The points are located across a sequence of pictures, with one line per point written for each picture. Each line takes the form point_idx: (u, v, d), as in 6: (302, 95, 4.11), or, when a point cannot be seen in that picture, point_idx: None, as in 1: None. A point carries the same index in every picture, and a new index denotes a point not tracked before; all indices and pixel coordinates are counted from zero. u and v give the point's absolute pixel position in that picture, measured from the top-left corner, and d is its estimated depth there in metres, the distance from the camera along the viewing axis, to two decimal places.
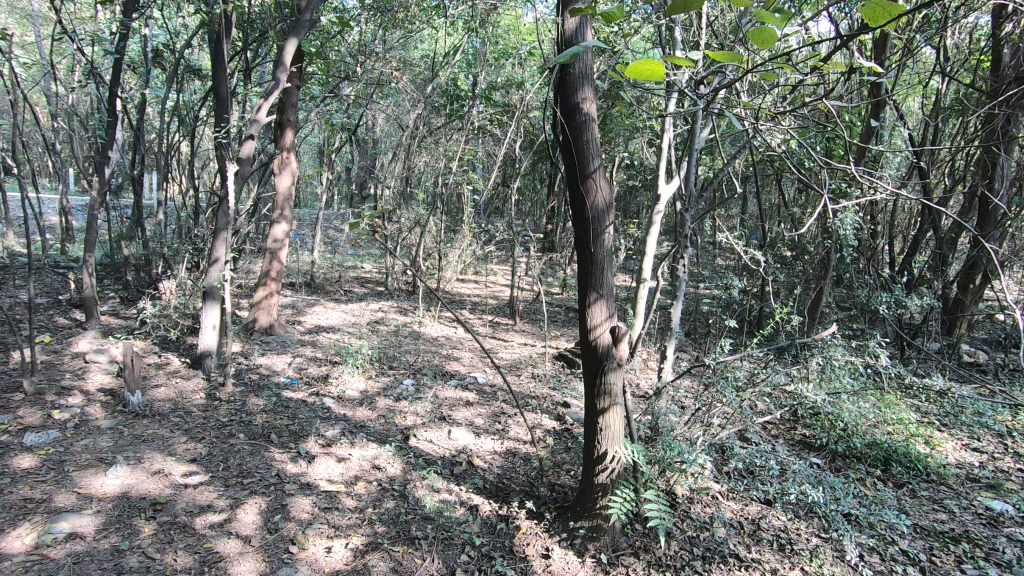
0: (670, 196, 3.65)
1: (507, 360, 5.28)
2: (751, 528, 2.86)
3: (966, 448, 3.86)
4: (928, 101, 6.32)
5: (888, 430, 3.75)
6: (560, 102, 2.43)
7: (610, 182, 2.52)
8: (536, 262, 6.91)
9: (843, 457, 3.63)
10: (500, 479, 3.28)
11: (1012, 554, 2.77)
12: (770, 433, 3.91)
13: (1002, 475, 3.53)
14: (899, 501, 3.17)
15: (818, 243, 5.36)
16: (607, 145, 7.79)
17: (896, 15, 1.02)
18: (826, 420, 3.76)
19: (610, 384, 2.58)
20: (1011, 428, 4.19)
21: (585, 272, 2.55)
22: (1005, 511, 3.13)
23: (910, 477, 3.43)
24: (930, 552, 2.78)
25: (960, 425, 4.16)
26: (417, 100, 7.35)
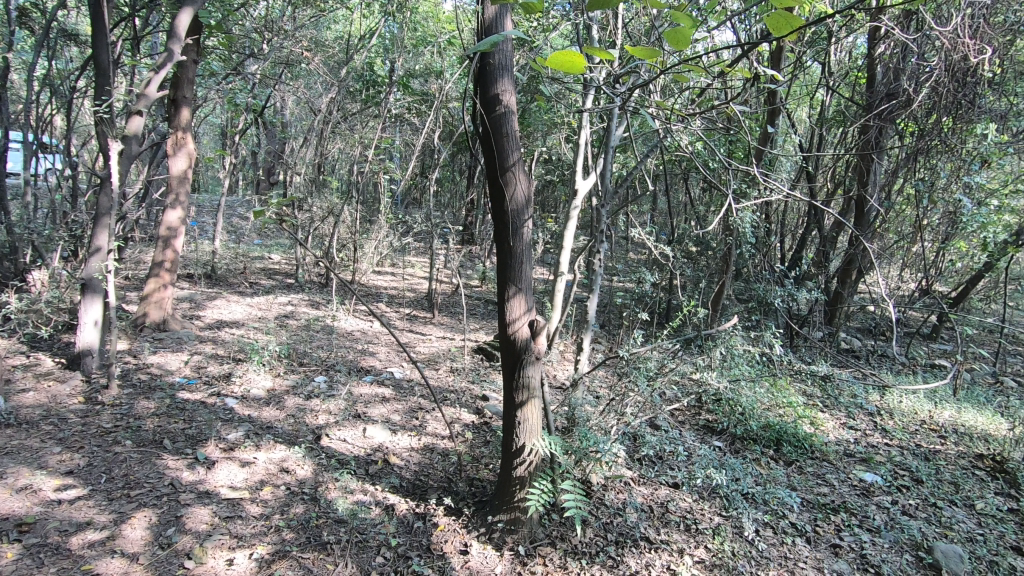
0: (586, 191, 3.73)
1: (424, 354, 5.19)
2: (660, 511, 2.99)
3: (844, 427, 4.28)
4: (815, 111, 6.92)
5: (779, 413, 4.09)
6: (479, 93, 2.38)
7: (528, 176, 2.51)
8: (455, 255, 6.84)
9: (741, 439, 3.88)
10: (418, 477, 3.22)
11: (881, 521, 3.11)
12: (677, 419, 4.11)
13: (872, 449, 3.95)
14: (788, 479, 3.45)
15: (720, 239, 5.72)
16: (527, 140, 7.85)
17: (796, 26, 1.08)
18: (727, 405, 4.02)
19: (528, 378, 2.59)
20: (880, 407, 4.70)
21: (504, 266, 2.53)
22: (875, 482, 3.51)
23: (798, 454, 3.74)
24: (814, 523, 3.06)
25: (839, 407, 4.60)
26: (331, 83, 7.00)
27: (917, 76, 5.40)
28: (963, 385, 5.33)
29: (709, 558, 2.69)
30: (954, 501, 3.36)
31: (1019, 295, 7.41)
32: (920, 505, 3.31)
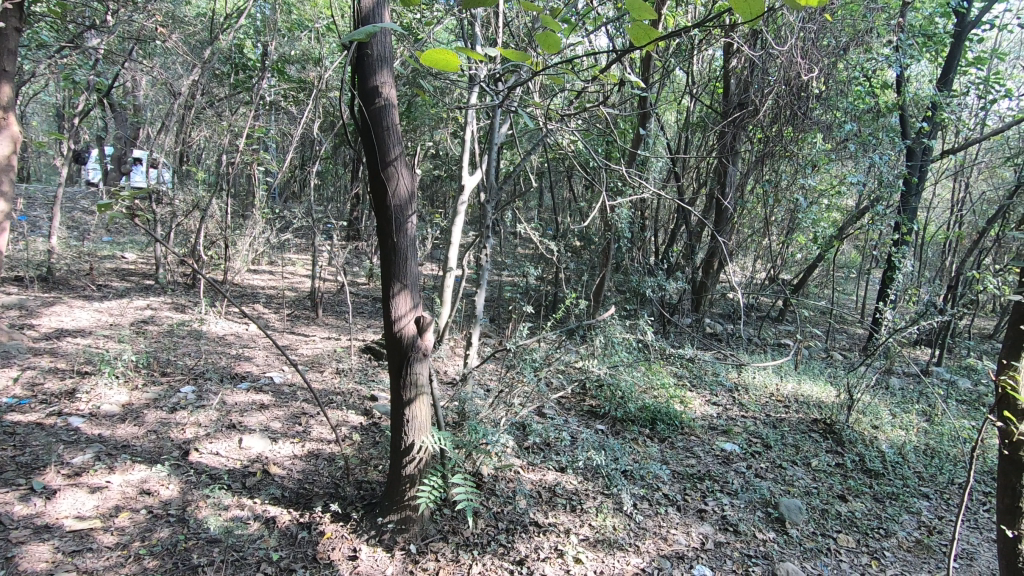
0: (472, 187, 3.81)
1: (307, 357, 4.93)
2: (548, 495, 3.11)
3: (708, 403, 4.74)
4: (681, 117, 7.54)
5: (653, 394, 4.43)
6: (357, 84, 2.30)
7: (411, 171, 2.48)
8: (340, 252, 6.57)
9: (621, 421, 4.14)
10: (301, 485, 3.06)
11: (738, 484, 3.49)
12: (563, 406, 4.29)
13: (731, 421, 4.42)
14: (662, 454, 3.76)
15: (600, 234, 6.05)
16: (413, 134, 7.72)
17: (655, 38, 1.16)
18: (608, 390, 4.27)
19: (416, 374, 2.57)
20: (737, 382, 5.26)
21: (388, 262, 2.48)
22: (733, 450, 3.93)
23: (671, 431, 4.08)
24: (684, 492, 3.36)
25: (704, 385, 5.08)
26: (193, 64, 6.36)
27: (763, 89, 6.08)
28: (802, 360, 6.14)
29: (593, 535, 2.86)
30: (795, 461, 3.88)
31: (844, 281, 8.66)
32: (769, 467, 3.76)
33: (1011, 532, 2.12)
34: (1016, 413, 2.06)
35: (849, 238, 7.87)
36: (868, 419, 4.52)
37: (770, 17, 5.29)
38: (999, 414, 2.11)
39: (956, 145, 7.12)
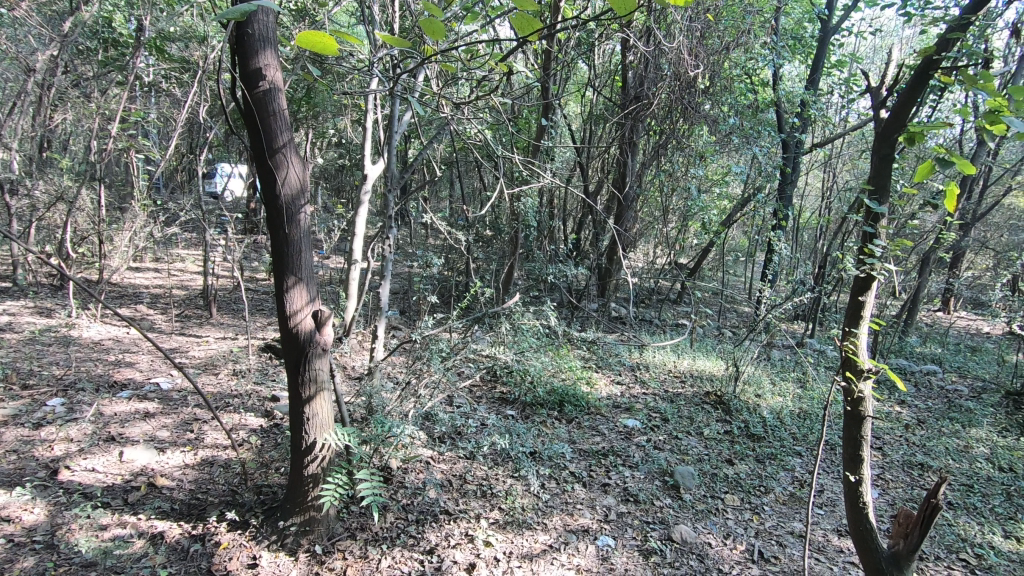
0: (375, 176, 3.95)
1: (199, 359, 4.59)
2: (458, 483, 3.13)
3: (613, 383, 4.97)
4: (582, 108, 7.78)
5: (561, 377, 4.57)
6: (237, 65, 2.15)
7: (302, 160, 2.37)
8: (235, 246, 6.15)
9: (531, 405, 4.24)
10: (193, 496, 2.86)
11: (638, 457, 3.70)
12: (474, 394, 4.32)
13: (633, 399, 4.67)
14: (569, 434, 3.90)
15: (508, 223, 6.12)
16: (314, 121, 7.37)
17: (539, 29, 1.14)
18: (518, 376, 4.35)
19: (315, 370, 2.48)
20: (639, 361, 5.56)
21: (280, 256, 2.36)
22: (635, 426, 4.16)
23: (578, 412, 4.24)
24: (589, 468, 3.52)
25: (609, 366, 5.32)
26: (50, 37, 5.64)
27: (656, 83, 6.42)
28: (697, 338, 6.60)
29: (502, 517, 2.92)
30: (689, 431, 4.18)
31: (733, 265, 9.40)
32: (667, 439, 4.03)
33: (853, 477, 1.92)
34: (856, 369, 1.89)
35: (736, 224, 8.54)
36: (752, 388, 4.96)
37: (660, 14, 5.58)
38: (841, 373, 1.94)
39: (823, 140, 7.90)
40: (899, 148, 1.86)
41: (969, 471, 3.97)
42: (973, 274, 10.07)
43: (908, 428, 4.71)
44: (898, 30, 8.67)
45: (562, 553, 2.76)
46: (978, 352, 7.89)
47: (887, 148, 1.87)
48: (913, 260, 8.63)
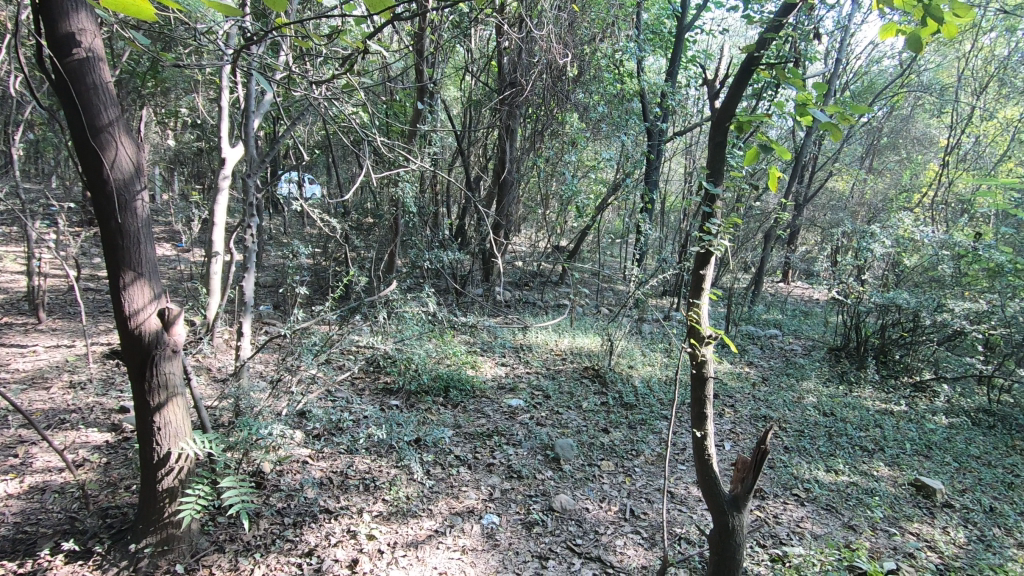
0: (235, 159, 3.68)
1: (26, 372, 3.96)
2: (339, 480, 3.03)
3: (497, 364, 5.07)
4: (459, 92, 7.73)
5: (445, 364, 4.57)
6: (41, 27, 1.82)
7: (134, 140, 2.09)
8: (67, 239, 5.35)
9: (415, 394, 4.19)
10: (20, 529, 2.48)
11: (522, 434, 3.82)
12: (355, 387, 4.17)
13: (517, 379, 4.80)
14: (454, 419, 3.92)
15: (386, 209, 5.95)
16: (160, 97, 6.58)
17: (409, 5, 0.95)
18: (402, 364, 4.27)
19: (165, 374, 2.24)
20: (521, 342, 5.73)
21: (113, 250, 2.08)
22: (519, 405, 4.28)
23: (462, 396, 4.28)
24: (474, 451, 3.57)
25: (493, 349, 5.41)
26: None
27: (530, 70, 6.55)
28: (577, 317, 6.93)
29: (386, 509, 2.87)
30: (569, 406, 4.40)
31: (608, 246, 9.97)
32: (549, 415, 4.20)
33: (698, 434, 1.95)
34: (698, 335, 1.96)
35: (609, 208, 9.04)
36: (625, 360, 5.34)
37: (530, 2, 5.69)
38: (686, 341, 2.01)
39: (682, 129, 8.60)
40: (730, 137, 2.03)
41: (801, 418, 4.60)
42: (805, 249, 11.59)
43: (754, 386, 5.34)
44: (741, 30, 9.62)
45: (448, 536, 2.79)
46: (810, 316, 9.14)
47: (720, 136, 2.04)
48: (759, 237, 9.72)
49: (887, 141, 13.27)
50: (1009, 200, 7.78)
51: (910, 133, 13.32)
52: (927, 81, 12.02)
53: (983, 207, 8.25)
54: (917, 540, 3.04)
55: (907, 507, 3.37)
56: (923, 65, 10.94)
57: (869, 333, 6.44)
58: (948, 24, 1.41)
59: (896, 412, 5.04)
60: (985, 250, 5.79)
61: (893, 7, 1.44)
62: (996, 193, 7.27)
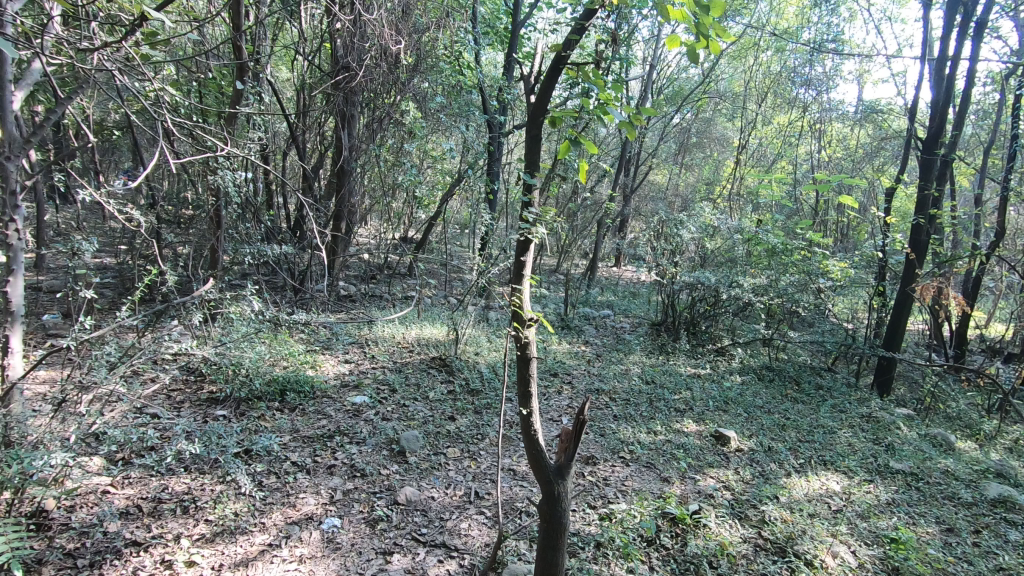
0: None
1: None
2: (150, 507, 2.69)
3: (340, 362, 4.86)
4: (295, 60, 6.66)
5: (281, 366, 4.26)
6: None
7: None
8: None
9: (246, 401, 3.85)
10: None
11: (366, 432, 3.71)
12: (172, 401, 3.71)
13: (361, 375, 4.65)
14: (291, 424, 3.68)
15: (203, 199, 5.33)
16: None
17: None
18: (229, 371, 3.90)
19: None
20: (365, 337, 5.55)
21: None
22: (363, 402, 4.14)
23: (301, 398, 4.03)
24: (314, 455, 3.39)
25: (335, 346, 5.17)
26: None
27: (363, 55, 6.28)
28: (425, 308, 6.91)
29: (210, 530, 2.61)
30: (416, 397, 4.38)
31: (454, 236, 10.06)
32: (395, 409, 4.14)
33: (524, 411, 2.05)
34: (520, 319, 2.07)
35: (453, 198, 9.11)
36: (471, 348, 5.48)
37: None
38: (510, 325, 2.11)
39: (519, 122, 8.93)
40: (545, 130, 2.16)
41: (628, 388, 5.11)
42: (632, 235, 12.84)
43: (589, 362, 5.81)
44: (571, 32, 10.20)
45: (283, 548, 2.62)
46: (637, 296, 10.18)
47: (536, 129, 2.15)
48: (593, 226, 10.54)
49: (694, 140, 15.15)
50: (782, 192, 9.38)
51: (712, 133, 15.38)
52: (723, 89, 13.96)
53: (764, 197, 9.85)
54: (715, 482, 3.56)
55: (708, 455, 3.93)
56: (719, 75, 12.68)
57: (682, 308, 7.37)
58: (714, 42, 1.64)
59: (703, 375, 5.85)
60: (765, 233, 6.94)
61: (673, 23, 1.63)
62: (773, 186, 8.71)
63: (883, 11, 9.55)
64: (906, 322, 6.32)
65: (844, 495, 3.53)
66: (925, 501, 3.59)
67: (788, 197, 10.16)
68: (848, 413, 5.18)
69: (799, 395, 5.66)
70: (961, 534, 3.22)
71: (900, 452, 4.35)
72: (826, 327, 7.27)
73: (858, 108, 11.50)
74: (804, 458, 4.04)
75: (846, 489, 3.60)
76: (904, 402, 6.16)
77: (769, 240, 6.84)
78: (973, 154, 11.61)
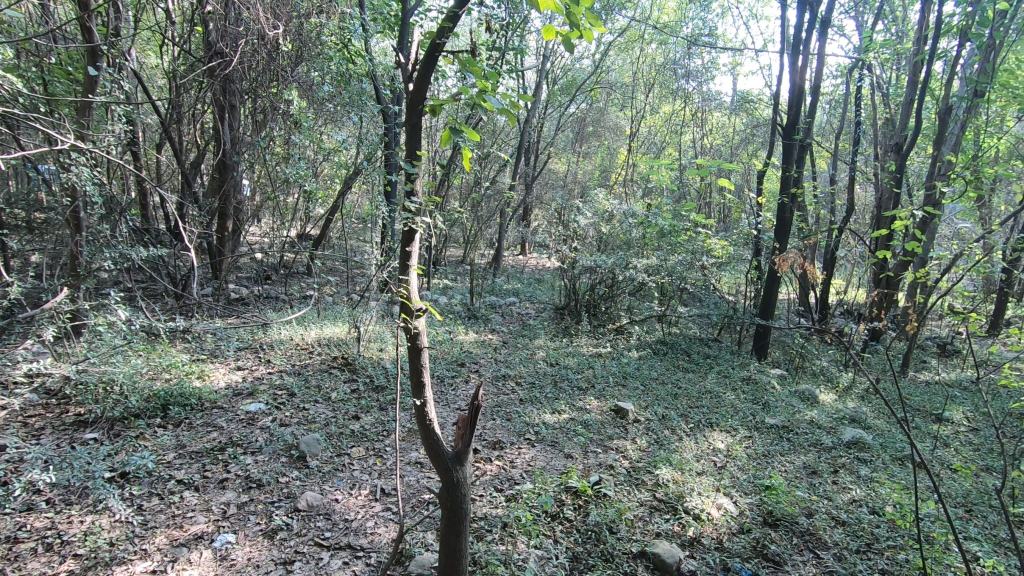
0: None
1: None
2: (5, 547, 2.40)
3: (232, 369, 4.55)
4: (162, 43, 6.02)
5: (162, 380, 3.92)
6: None
7: None
8: None
9: (122, 420, 3.50)
10: None
11: (262, 440, 3.52)
12: (30, 428, 3.29)
13: (256, 381, 4.38)
14: (175, 440, 3.41)
15: (55, 200, 4.72)
16: None
17: None
18: (99, 389, 3.53)
19: None
20: (260, 341, 5.24)
21: None
22: (258, 409, 3.91)
23: (187, 412, 3.73)
24: (203, 470, 3.17)
25: (225, 353, 4.82)
26: None
27: (238, 40, 5.84)
28: (324, 307, 6.64)
29: (81, 564, 2.37)
30: (317, 400, 4.22)
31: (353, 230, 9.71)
32: (294, 413, 3.95)
33: (417, 402, 2.04)
34: (408, 309, 2.06)
35: (350, 191, 8.79)
36: (375, 345, 5.37)
37: None
38: (399, 317, 2.10)
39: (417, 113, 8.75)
40: (425, 119, 2.14)
41: (533, 372, 5.24)
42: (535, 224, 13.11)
43: (496, 350, 5.88)
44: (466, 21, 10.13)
45: (169, 573, 2.43)
46: (542, 282, 10.43)
47: (416, 118, 2.13)
48: (496, 216, 10.62)
49: (590, 129, 15.70)
50: (670, 177, 9.99)
51: (606, 122, 16.02)
52: (614, 80, 14.54)
53: (654, 183, 10.45)
54: (615, 453, 3.77)
55: (608, 428, 4.15)
56: (609, 66, 13.18)
57: (583, 291, 7.66)
58: (587, 30, 1.69)
59: (604, 353, 6.13)
60: (654, 217, 7.36)
61: (542, 12, 1.66)
62: (661, 172, 9.25)
63: (750, 8, 10.40)
64: (777, 292, 7.00)
65: (726, 451, 3.88)
66: (794, 450, 4.03)
67: (676, 182, 10.84)
68: (732, 377, 5.68)
69: (690, 365, 6.10)
70: (822, 475, 3.66)
71: (774, 408, 4.83)
72: (712, 301, 7.86)
73: (733, 98, 12.46)
74: (694, 422, 4.37)
75: (729, 446, 3.95)
76: (778, 363, 6.84)
77: (659, 223, 7.25)
78: (829, 140, 13.02)
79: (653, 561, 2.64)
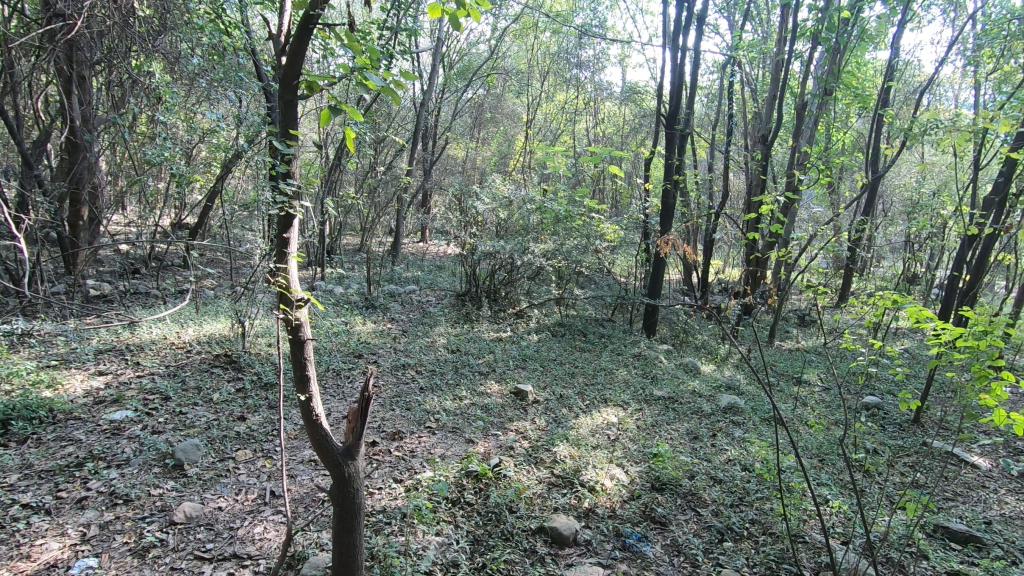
0: None
1: None
2: None
3: (92, 375, 4.04)
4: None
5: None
6: None
7: None
8: None
9: None
10: None
11: (129, 451, 3.18)
12: None
13: (122, 386, 3.93)
14: (20, 460, 2.99)
15: None
16: None
17: None
18: None
19: None
20: (126, 342, 4.70)
21: None
22: (124, 417, 3.52)
23: (34, 426, 3.28)
24: (56, 491, 2.81)
25: (83, 357, 4.27)
26: None
27: None
28: (203, 302, 6.10)
29: None
30: (196, 402, 3.87)
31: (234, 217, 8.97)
32: (168, 419, 3.60)
33: (302, 397, 1.92)
34: (288, 300, 1.95)
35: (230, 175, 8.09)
36: (262, 340, 5.02)
37: None
38: (278, 308, 1.96)
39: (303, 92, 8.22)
40: (300, 96, 2.00)
41: (433, 360, 5.19)
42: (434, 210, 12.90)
43: (395, 339, 5.74)
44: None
45: None
46: (442, 269, 10.32)
47: (290, 94, 1.98)
48: (393, 203, 10.29)
49: (487, 115, 15.66)
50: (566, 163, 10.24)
51: (503, 108, 16.04)
52: (510, 66, 14.55)
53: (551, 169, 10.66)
54: (515, 434, 3.84)
55: (509, 411, 4.22)
56: (505, 53, 13.18)
57: (483, 277, 7.68)
58: (472, 10, 1.66)
59: (505, 338, 6.20)
60: (551, 202, 7.52)
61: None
62: (556, 159, 9.45)
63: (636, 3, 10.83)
64: (662, 273, 7.47)
65: (619, 424, 4.09)
66: (678, 418, 4.34)
67: (571, 168, 11.15)
68: (624, 354, 6.00)
69: (586, 345, 6.35)
70: (703, 439, 3.98)
71: (662, 381, 5.17)
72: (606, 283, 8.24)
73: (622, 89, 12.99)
74: (590, 400, 4.56)
75: (621, 419, 4.18)
76: (665, 339, 7.32)
77: (555, 208, 7.43)
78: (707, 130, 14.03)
79: (551, 535, 2.75)
